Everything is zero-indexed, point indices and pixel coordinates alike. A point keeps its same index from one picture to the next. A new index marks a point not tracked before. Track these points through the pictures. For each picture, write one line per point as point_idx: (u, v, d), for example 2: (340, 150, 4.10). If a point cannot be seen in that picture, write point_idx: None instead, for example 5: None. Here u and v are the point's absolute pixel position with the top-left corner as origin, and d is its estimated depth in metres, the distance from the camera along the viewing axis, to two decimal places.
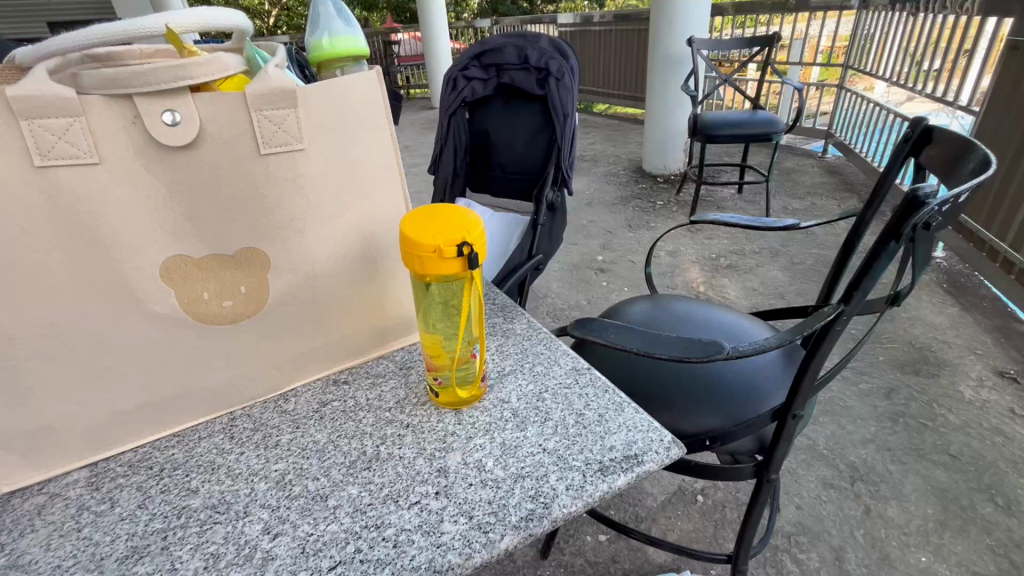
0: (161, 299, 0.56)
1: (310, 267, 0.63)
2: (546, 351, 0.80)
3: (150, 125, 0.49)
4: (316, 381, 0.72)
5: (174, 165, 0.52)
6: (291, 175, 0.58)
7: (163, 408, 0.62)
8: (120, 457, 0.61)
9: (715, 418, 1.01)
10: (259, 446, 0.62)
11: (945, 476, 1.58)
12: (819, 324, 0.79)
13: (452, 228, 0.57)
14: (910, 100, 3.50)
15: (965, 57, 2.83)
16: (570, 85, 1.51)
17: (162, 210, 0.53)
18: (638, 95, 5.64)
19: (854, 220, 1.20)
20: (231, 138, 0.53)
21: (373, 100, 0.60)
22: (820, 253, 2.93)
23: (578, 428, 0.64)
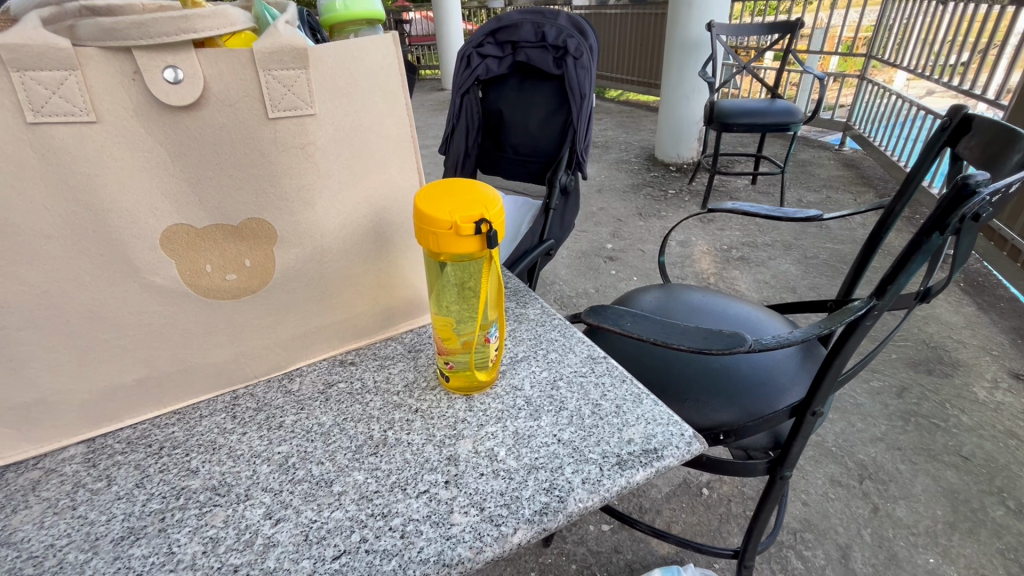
0: (161, 270, 0.53)
1: (319, 240, 0.59)
2: (560, 338, 0.77)
3: (150, 81, 0.46)
4: (322, 361, 0.70)
5: (176, 126, 0.48)
6: (300, 142, 0.54)
7: (164, 384, 0.59)
8: (119, 433, 0.59)
9: (729, 411, 0.99)
10: (261, 427, 0.60)
11: (956, 478, 1.55)
12: (848, 319, 0.75)
13: (470, 205, 0.54)
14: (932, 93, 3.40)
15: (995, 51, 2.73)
16: (588, 64, 1.45)
17: (164, 175, 0.50)
18: (653, 82, 5.54)
19: (881, 212, 1.14)
20: (237, 99, 0.50)
21: (388, 65, 0.56)
22: (834, 248, 2.88)
23: (594, 419, 0.62)
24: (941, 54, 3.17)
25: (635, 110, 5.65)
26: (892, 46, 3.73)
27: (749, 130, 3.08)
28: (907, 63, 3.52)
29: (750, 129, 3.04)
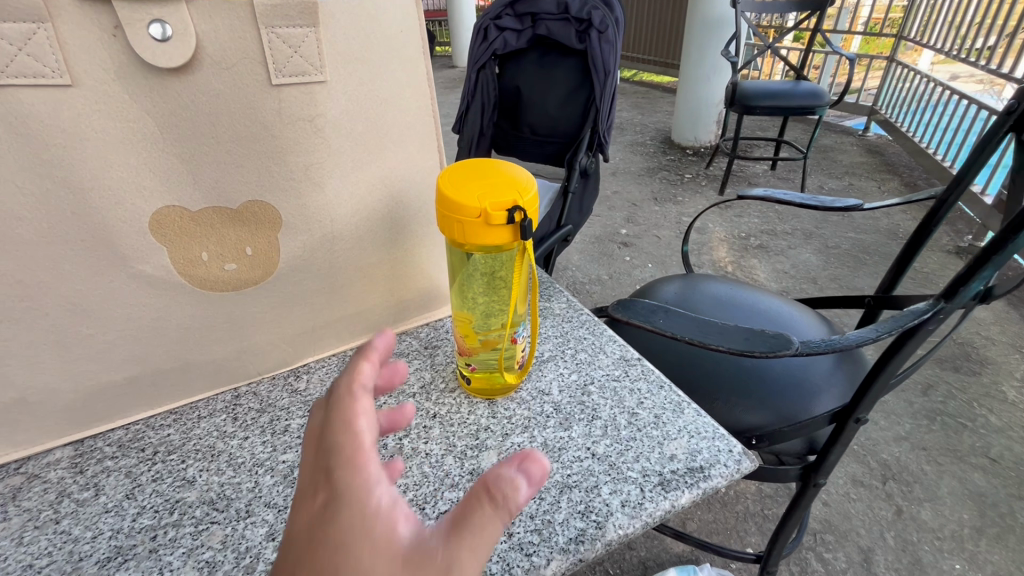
0: (150, 259, 0.46)
1: (329, 227, 0.53)
2: (589, 336, 0.71)
3: (135, 38, 0.39)
4: (331, 358, 0.64)
5: (164, 92, 0.42)
6: (309, 114, 0.47)
7: (158, 383, 0.54)
8: (110, 435, 0.53)
9: (762, 414, 0.93)
10: (265, 432, 0.55)
11: (984, 480, 1.49)
12: (915, 323, 0.68)
13: (501, 189, 0.47)
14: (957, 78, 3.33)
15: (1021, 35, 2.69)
16: (613, 39, 1.36)
17: (153, 150, 0.43)
18: (670, 62, 5.37)
19: (932, 203, 1.05)
20: (235, 62, 0.43)
21: (409, 29, 0.49)
22: (857, 237, 2.78)
23: (632, 431, 0.55)
24: (967, 37, 3.12)
25: (651, 91, 5.49)
26: (918, 27, 3.62)
27: (772, 113, 2.96)
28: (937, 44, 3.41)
29: (773, 112, 2.92)
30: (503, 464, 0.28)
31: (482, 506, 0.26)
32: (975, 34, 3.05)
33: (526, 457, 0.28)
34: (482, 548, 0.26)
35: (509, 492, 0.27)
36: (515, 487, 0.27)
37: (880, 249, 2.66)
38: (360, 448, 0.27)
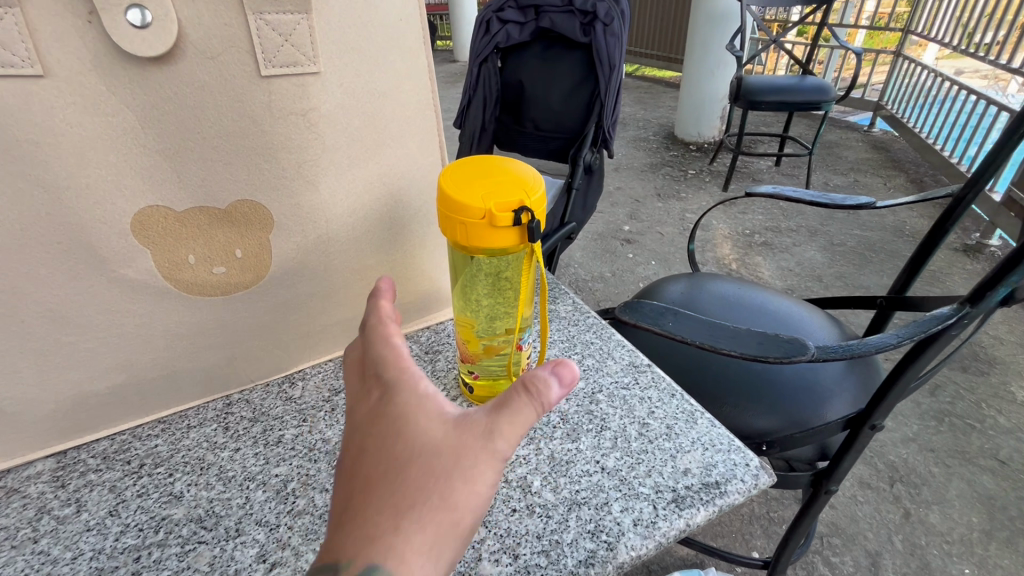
0: (132, 262, 0.43)
1: (324, 228, 0.50)
2: (597, 341, 0.68)
3: (112, 26, 0.36)
4: (327, 363, 0.61)
5: (145, 83, 0.38)
6: (301, 108, 0.44)
7: (146, 392, 0.51)
8: (95, 445, 0.51)
9: (772, 419, 0.90)
10: (257, 443, 0.52)
11: (993, 483, 1.47)
12: (939, 328, 0.64)
13: (507, 188, 0.45)
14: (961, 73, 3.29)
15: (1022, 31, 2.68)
16: (618, 32, 1.32)
17: (135, 147, 0.40)
18: (673, 56, 5.32)
19: (949, 201, 1.01)
20: (221, 50, 0.40)
21: (408, 17, 0.46)
22: (862, 234, 2.74)
23: (643, 443, 0.53)
24: (970, 32, 3.11)
25: (654, 86, 5.44)
26: (922, 20, 3.58)
27: (777, 108, 2.92)
28: (942, 38, 3.36)
29: (779, 107, 2.88)
30: (539, 367, 0.35)
31: (514, 398, 0.34)
32: (978, 29, 3.03)
33: (559, 363, 0.36)
34: (517, 422, 0.34)
35: (540, 389, 0.34)
36: (548, 383, 0.34)
37: (886, 247, 2.62)
38: (403, 359, 0.38)
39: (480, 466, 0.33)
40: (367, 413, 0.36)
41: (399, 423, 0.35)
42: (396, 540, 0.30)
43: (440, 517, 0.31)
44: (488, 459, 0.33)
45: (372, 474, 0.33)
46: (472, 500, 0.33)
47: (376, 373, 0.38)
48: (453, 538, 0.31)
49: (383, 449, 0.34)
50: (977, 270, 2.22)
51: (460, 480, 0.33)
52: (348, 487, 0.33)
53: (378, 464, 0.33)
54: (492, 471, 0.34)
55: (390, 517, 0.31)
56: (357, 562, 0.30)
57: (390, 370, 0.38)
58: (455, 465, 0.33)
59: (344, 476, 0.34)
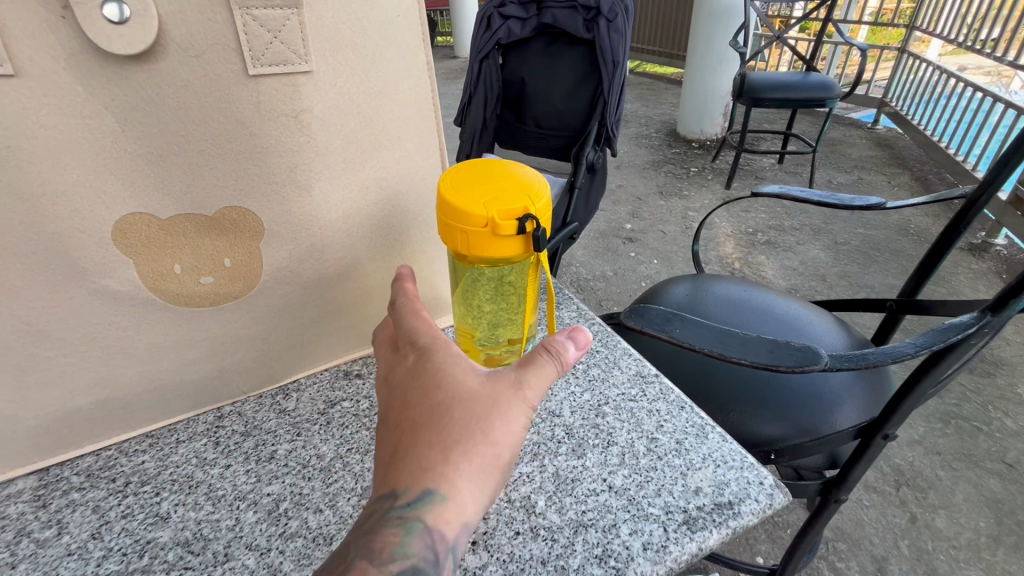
0: (114, 273, 0.41)
1: (318, 235, 0.48)
2: (602, 349, 0.65)
3: (86, 22, 0.33)
4: (323, 372, 0.59)
5: (124, 84, 0.36)
6: (292, 109, 0.42)
7: (132, 406, 0.49)
8: (79, 462, 0.49)
9: (780, 426, 0.87)
10: (249, 459, 0.50)
11: (1001, 487, 1.41)
12: (959, 338, 0.63)
13: (511, 194, 0.42)
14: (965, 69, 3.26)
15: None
16: (622, 28, 1.29)
17: (114, 151, 0.38)
18: (675, 52, 5.28)
19: (962, 203, 0.98)
20: (205, 49, 0.37)
21: (406, 12, 0.44)
22: (867, 233, 2.71)
23: (652, 460, 0.50)
24: (974, 27, 3.06)
25: (655, 82, 5.40)
26: (926, 15, 3.54)
27: (781, 105, 2.88)
28: (945, 33, 3.32)
29: (783, 104, 2.85)
30: (557, 334, 0.42)
31: (538, 355, 0.39)
32: (981, 24, 2.99)
33: (573, 331, 0.43)
34: (542, 373, 0.40)
35: (558, 350, 0.41)
36: (566, 344, 0.41)
37: (891, 246, 2.60)
38: (434, 328, 0.43)
39: (512, 409, 0.38)
40: (406, 372, 0.41)
41: (438, 377, 0.39)
42: (447, 470, 0.35)
43: (482, 453, 0.36)
44: (519, 404, 0.38)
45: (417, 421, 0.37)
46: (508, 439, 0.37)
47: (411, 340, 0.43)
48: (494, 470, 0.36)
49: (425, 398, 0.38)
50: (983, 270, 2.19)
51: (497, 421, 0.37)
52: (398, 431, 0.38)
53: (422, 410, 0.38)
54: (523, 413, 0.38)
55: (439, 454, 0.36)
56: (417, 488, 0.35)
57: (425, 337, 0.43)
58: (492, 408, 0.37)
59: (391, 423, 0.38)
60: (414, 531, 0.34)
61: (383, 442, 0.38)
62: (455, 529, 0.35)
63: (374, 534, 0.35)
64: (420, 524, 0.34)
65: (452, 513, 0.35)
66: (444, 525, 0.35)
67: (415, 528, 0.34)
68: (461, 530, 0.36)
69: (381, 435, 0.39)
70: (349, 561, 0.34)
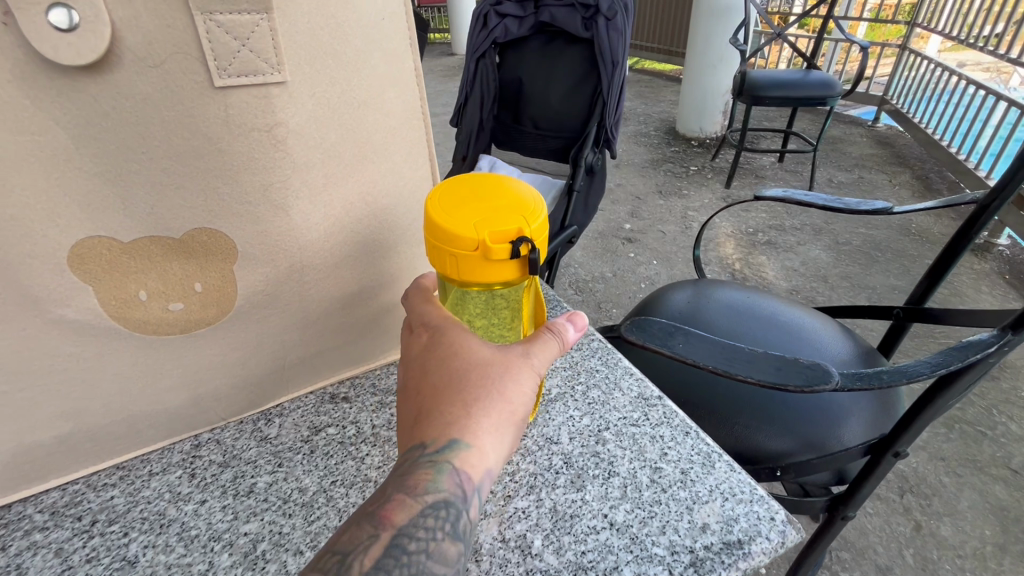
0: (71, 301, 0.38)
1: (295, 256, 0.44)
2: (603, 369, 0.62)
3: (26, 29, 0.29)
4: (308, 396, 0.56)
5: (72, 96, 0.32)
6: (265, 123, 0.38)
7: (99, 439, 0.45)
8: (43, 498, 0.45)
9: (786, 440, 0.83)
10: (226, 494, 0.47)
11: (1006, 495, 1.27)
12: (980, 357, 0.61)
13: (503, 213, 0.39)
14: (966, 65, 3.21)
15: None
16: (621, 27, 1.25)
17: (62, 170, 0.34)
18: (674, 50, 5.24)
19: (972, 210, 0.94)
20: (165, 59, 0.34)
21: (391, 16, 0.41)
22: (868, 233, 2.68)
23: (655, 493, 0.47)
24: (976, 23, 3.01)
25: (654, 80, 5.36)
26: (927, 11, 3.50)
27: (781, 103, 2.84)
28: (945, 30, 3.29)
29: (783, 102, 2.81)
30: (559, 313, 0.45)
31: (542, 330, 0.41)
32: (983, 20, 2.94)
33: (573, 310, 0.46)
34: (548, 344, 0.42)
35: (559, 328, 0.43)
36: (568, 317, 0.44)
37: (892, 246, 2.56)
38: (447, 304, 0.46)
39: (522, 373, 0.40)
40: (420, 348, 0.42)
41: (453, 347, 0.41)
42: (469, 423, 0.38)
43: (498, 409, 0.39)
44: (529, 370, 0.40)
45: (438, 385, 0.39)
46: (521, 398, 0.39)
47: (423, 315, 0.45)
48: (510, 424, 0.39)
49: (441, 366, 0.40)
50: (986, 270, 2.16)
51: (511, 383, 0.39)
52: (420, 395, 0.40)
53: (440, 376, 0.40)
54: (531, 378, 0.40)
55: (461, 409, 0.38)
56: (444, 438, 0.38)
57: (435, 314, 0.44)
58: (507, 368, 0.39)
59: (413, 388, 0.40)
60: (443, 475, 0.37)
61: (406, 406, 0.41)
62: (480, 475, 0.38)
63: (406, 478, 0.37)
64: (449, 466, 0.37)
65: (476, 458, 0.38)
66: (469, 470, 0.37)
67: (444, 470, 0.37)
68: (484, 476, 0.38)
69: (404, 398, 0.42)
70: (387, 495, 0.37)
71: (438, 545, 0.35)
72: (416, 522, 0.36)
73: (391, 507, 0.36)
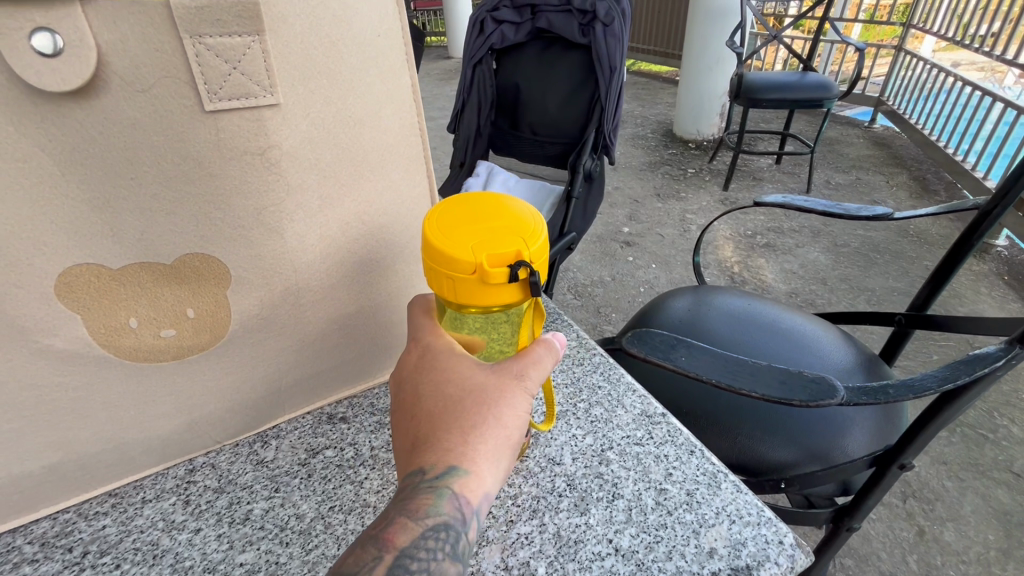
0: (59, 331, 0.37)
1: (291, 278, 0.43)
2: (605, 385, 0.61)
3: (10, 56, 0.28)
4: (305, 417, 0.55)
5: (58, 121, 0.31)
6: (258, 146, 0.37)
7: (88, 467, 0.44)
8: (33, 528, 0.44)
9: (790, 452, 0.82)
10: (221, 522, 0.46)
11: (1010, 499, 1.26)
12: (988, 371, 0.60)
13: (502, 235, 0.38)
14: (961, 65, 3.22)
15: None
16: (619, 33, 1.24)
17: (46, 195, 0.33)
18: (671, 52, 5.24)
19: (975, 216, 0.93)
20: (154, 83, 0.33)
21: (386, 32, 0.40)
22: (866, 234, 2.68)
23: (661, 516, 0.46)
24: (971, 23, 3.01)
25: (651, 82, 5.36)
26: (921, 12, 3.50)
27: (778, 105, 2.84)
28: (940, 30, 3.29)
29: (780, 105, 2.81)
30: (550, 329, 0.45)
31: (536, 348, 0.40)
32: (979, 20, 2.94)
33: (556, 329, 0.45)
34: (540, 363, 0.40)
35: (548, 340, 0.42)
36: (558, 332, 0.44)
37: (891, 247, 2.56)
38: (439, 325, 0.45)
39: (517, 395, 0.39)
40: (415, 372, 0.41)
41: (446, 371, 0.40)
42: (466, 449, 0.37)
43: (495, 433, 0.37)
44: (525, 391, 0.39)
45: (433, 409, 0.39)
46: (517, 420, 0.38)
47: (415, 340, 0.44)
48: (507, 447, 0.38)
49: (437, 391, 0.39)
50: (984, 271, 2.15)
51: (508, 405, 0.38)
52: (416, 420, 0.39)
53: (437, 400, 0.39)
54: (525, 400, 0.39)
55: (458, 435, 0.37)
56: (442, 463, 0.37)
57: (428, 338, 0.43)
58: (504, 390, 0.38)
59: (408, 414, 0.40)
60: (442, 500, 0.35)
61: (401, 431, 0.40)
62: (478, 498, 0.36)
63: (405, 503, 0.36)
64: (448, 490, 0.36)
65: (475, 483, 0.36)
66: (469, 493, 0.36)
67: (443, 494, 0.36)
68: (483, 499, 0.37)
69: (399, 425, 0.41)
70: (386, 521, 0.36)
71: (440, 565, 0.34)
72: (417, 543, 0.35)
73: (391, 530, 0.35)
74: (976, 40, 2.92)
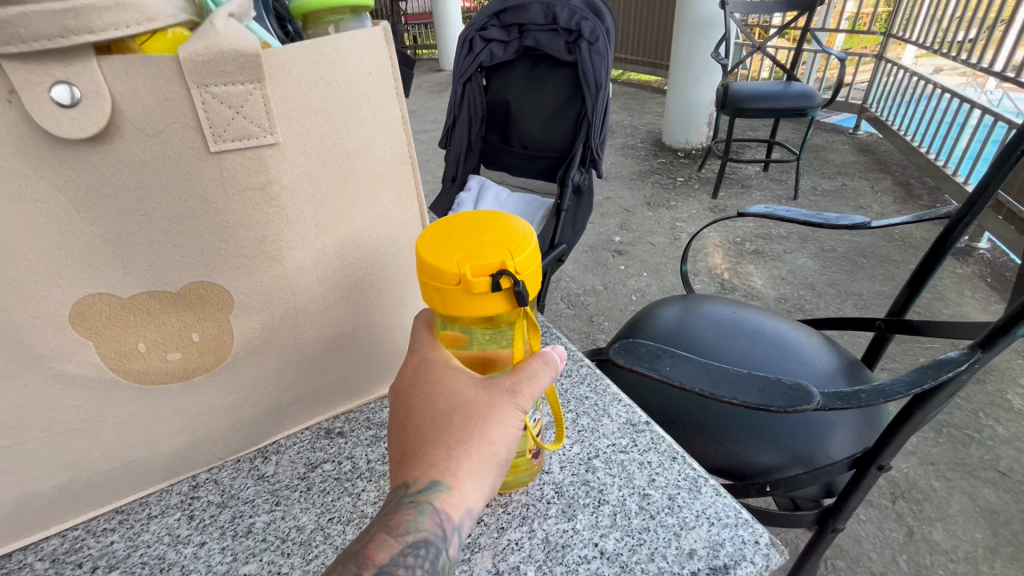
0: (73, 357, 0.39)
1: (291, 303, 0.46)
2: (592, 396, 0.64)
3: (32, 107, 0.31)
4: (304, 432, 0.57)
5: (74, 163, 0.34)
6: (259, 181, 0.40)
7: (97, 484, 0.46)
8: (43, 545, 0.46)
9: (774, 455, 0.85)
10: (224, 535, 0.48)
11: (995, 497, 1.29)
12: (952, 374, 0.63)
13: (488, 248, 0.41)
14: (940, 73, 3.31)
15: (1002, 28, 2.66)
16: (604, 50, 1.26)
17: (62, 231, 0.35)
18: (659, 63, 5.33)
19: (940, 231, 0.97)
20: (163, 127, 0.36)
21: (378, 71, 0.43)
22: (852, 239, 2.73)
23: (643, 520, 0.49)
24: (949, 31, 3.10)
25: (641, 92, 5.44)
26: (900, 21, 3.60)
27: (763, 115, 2.90)
28: (919, 38, 3.38)
29: (766, 114, 2.87)
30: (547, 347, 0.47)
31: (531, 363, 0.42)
32: (956, 28, 3.03)
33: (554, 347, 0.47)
34: (534, 379, 0.42)
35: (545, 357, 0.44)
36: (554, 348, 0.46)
37: (877, 252, 2.61)
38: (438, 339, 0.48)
39: (506, 412, 0.41)
40: (408, 387, 0.44)
41: (436, 387, 0.43)
42: (449, 465, 0.39)
43: (479, 450, 0.40)
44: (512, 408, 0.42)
45: (422, 423, 0.41)
46: (503, 438, 0.41)
47: (412, 352, 0.47)
48: (491, 463, 0.40)
49: (426, 406, 0.42)
50: (968, 274, 2.20)
51: (494, 423, 0.40)
52: (406, 433, 0.42)
53: (425, 415, 0.42)
54: (513, 417, 0.41)
55: (442, 451, 0.40)
56: (426, 477, 0.39)
57: (424, 352, 0.46)
58: (490, 409, 0.41)
59: (400, 427, 0.42)
60: (423, 515, 0.38)
61: (394, 443, 0.43)
62: (459, 513, 0.39)
63: (389, 518, 0.38)
64: (430, 505, 0.38)
65: (456, 499, 0.39)
66: (449, 509, 0.38)
67: (425, 510, 0.38)
68: (465, 515, 0.39)
69: (392, 437, 0.44)
70: (372, 533, 0.39)
71: None
72: (397, 559, 0.37)
73: (372, 546, 0.37)
74: (955, 48, 3.00)
